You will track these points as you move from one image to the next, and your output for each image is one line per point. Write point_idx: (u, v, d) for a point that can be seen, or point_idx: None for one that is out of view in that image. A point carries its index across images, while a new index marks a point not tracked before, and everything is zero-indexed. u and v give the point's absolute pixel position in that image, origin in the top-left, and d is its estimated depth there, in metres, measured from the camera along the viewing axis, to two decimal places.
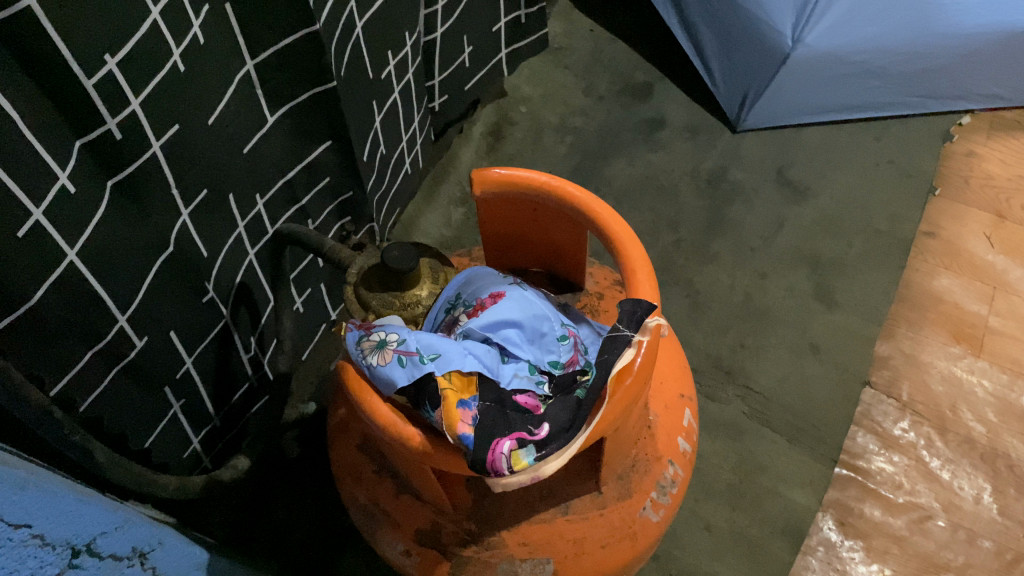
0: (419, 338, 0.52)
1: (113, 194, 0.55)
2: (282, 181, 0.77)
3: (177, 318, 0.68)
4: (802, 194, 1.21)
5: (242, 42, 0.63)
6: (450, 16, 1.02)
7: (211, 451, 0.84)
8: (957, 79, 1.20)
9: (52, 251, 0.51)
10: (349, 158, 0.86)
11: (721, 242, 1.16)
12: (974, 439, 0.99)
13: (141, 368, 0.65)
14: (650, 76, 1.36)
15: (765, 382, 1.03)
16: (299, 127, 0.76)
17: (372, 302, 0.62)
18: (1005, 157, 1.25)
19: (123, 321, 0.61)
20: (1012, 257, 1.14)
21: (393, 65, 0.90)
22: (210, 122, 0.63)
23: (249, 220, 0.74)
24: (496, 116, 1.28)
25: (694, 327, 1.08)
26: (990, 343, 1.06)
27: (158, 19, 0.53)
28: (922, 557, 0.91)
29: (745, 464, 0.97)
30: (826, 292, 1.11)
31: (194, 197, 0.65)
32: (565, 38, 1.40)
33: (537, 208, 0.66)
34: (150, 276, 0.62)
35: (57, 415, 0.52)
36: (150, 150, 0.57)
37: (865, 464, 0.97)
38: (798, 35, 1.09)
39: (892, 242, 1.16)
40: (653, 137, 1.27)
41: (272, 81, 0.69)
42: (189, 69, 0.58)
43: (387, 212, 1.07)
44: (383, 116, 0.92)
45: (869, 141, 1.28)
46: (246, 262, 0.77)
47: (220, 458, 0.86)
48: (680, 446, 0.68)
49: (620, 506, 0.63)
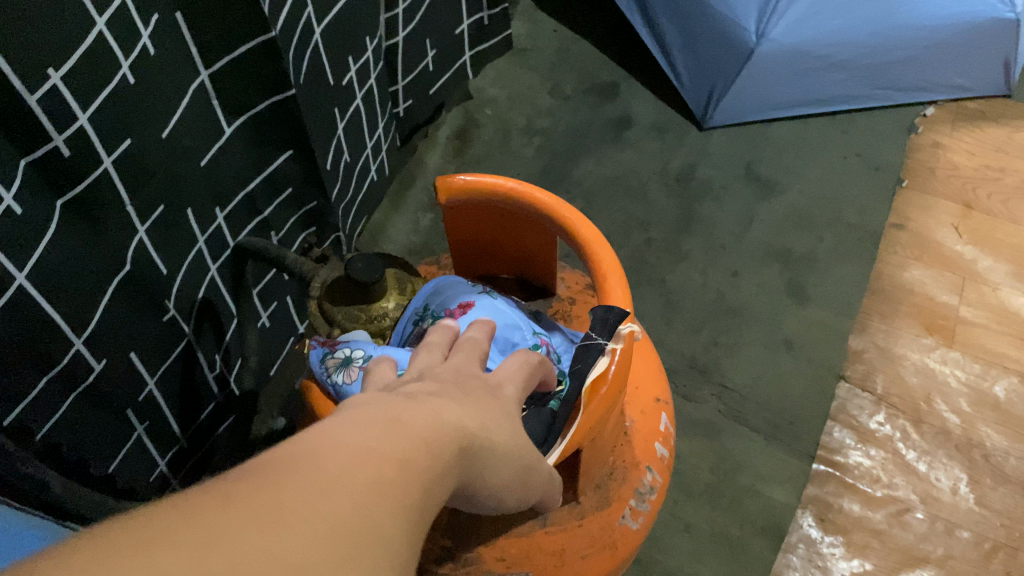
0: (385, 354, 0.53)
1: (114, 168, 0.56)
2: (242, 193, 0.75)
3: (137, 338, 0.66)
4: (770, 190, 1.21)
5: (196, 53, 0.61)
6: (412, 20, 1.00)
7: (167, 455, 0.78)
8: (918, 70, 1.21)
9: (59, 190, 0.52)
10: (312, 168, 0.84)
11: (692, 240, 1.15)
12: (949, 430, 0.99)
13: (99, 391, 0.63)
14: (616, 75, 1.35)
15: (740, 379, 1.03)
16: (259, 138, 0.74)
17: (338, 316, 0.60)
18: (971, 147, 1.26)
19: (79, 344, 0.59)
20: (981, 246, 1.14)
21: (355, 70, 0.88)
22: (164, 136, 0.61)
23: (210, 234, 0.72)
24: (462, 119, 1.27)
25: (668, 327, 1.07)
26: (962, 333, 1.06)
27: (104, 29, 0.51)
28: (902, 550, 0.91)
29: (723, 464, 0.96)
30: (798, 287, 1.11)
31: (150, 214, 0.63)
32: (529, 39, 1.39)
33: (505, 213, 0.64)
34: (108, 294, 0.60)
35: (32, 353, 0.54)
36: (102, 166, 0.55)
37: (843, 458, 0.97)
38: (762, 30, 1.09)
39: (861, 234, 1.16)
40: (620, 137, 1.27)
41: (229, 90, 0.67)
42: (138, 81, 0.56)
43: (354, 221, 1.05)
44: (346, 123, 0.91)
45: (836, 134, 1.28)
46: (208, 278, 0.74)
47: (175, 464, 0.80)
48: (658, 451, 0.68)
49: (599, 515, 0.62)
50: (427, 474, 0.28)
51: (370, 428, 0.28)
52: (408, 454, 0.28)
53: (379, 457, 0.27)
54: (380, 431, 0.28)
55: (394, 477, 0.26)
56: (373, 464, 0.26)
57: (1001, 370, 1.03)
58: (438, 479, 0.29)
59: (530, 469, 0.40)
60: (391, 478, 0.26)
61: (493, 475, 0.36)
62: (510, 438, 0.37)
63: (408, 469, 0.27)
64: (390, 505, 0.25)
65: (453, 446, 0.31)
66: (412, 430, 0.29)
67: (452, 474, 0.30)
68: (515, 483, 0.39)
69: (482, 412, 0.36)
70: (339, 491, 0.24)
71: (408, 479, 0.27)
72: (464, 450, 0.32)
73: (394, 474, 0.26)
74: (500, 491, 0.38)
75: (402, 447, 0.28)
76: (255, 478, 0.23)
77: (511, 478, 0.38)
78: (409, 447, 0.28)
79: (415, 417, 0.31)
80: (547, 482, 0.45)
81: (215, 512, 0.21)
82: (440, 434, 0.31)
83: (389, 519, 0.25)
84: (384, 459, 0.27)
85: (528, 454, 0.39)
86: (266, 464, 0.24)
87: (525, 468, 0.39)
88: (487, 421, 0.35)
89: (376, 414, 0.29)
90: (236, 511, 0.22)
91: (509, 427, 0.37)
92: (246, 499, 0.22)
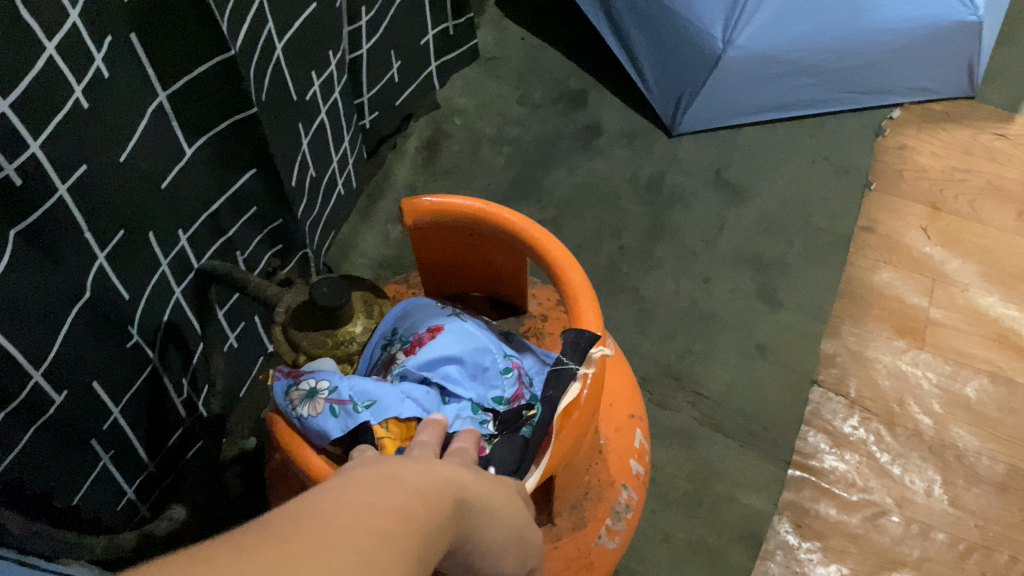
0: (352, 385, 0.53)
1: (69, 195, 0.54)
2: (205, 215, 0.74)
3: (100, 367, 0.64)
4: (740, 195, 1.21)
5: (153, 74, 0.60)
6: (376, 32, 0.99)
7: (134, 483, 0.76)
8: (883, 74, 1.22)
9: (13, 220, 0.51)
10: (276, 186, 0.83)
11: (664, 247, 1.15)
12: (922, 432, 1.00)
13: (60, 424, 0.61)
14: (584, 83, 1.34)
15: (715, 386, 1.03)
16: (221, 158, 0.73)
17: (304, 341, 0.59)
18: (937, 149, 1.27)
19: (38, 376, 0.57)
20: (949, 247, 1.15)
21: (318, 85, 0.87)
22: (122, 159, 0.59)
23: (173, 256, 0.71)
24: (430, 129, 1.26)
25: (642, 335, 1.07)
26: (933, 335, 1.07)
27: (55, 54, 0.49)
28: (879, 553, 0.91)
29: (700, 472, 0.96)
30: (770, 292, 1.11)
31: (110, 239, 0.61)
32: (496, 48, 1.38)
33: (474, 234, 0.63)
34: (66, 325, 0.58)
35: None
36: (56, 193, 0.53)
37: (818, 463, 0.97)
38: (729, 36, 1.10)
39: (831, 238, 1.16)
40: (590, 145, 1.26)
41: (189, 111, 0.65)
42: (93, 105, 0.54)
43: (322, 236, 1.04)
44: (311, 139, 0.89)
45: (804, 138, 1.28)
46: (172, 301, 0.73)
47: (143, 492, 0.78)
48: (633, 468, 0.68)
49: (575, 536, 0.61)
50: (426, 524, 0.30)
51: (371, 484, 0.30)
52: (406, 505, 0.30)
53: (377, 509, 0.28)
54: (380, 486, 0.30)
55: (396, 525, 0.28)
56: (373, 514, 0.28)
57: (971, 370, 1.04)
58: (437, 531, 0.31)
59: (520, 533, 0.41)
60: (391, 527, 0.28)
61: (486, 533, 0.37)
62: (498, 505, 0.39)
63: (407, 518, 0.29)
64: (393, 549, 0.27)
65: (448, 500, 0.33)
66: (409, 485, 0.31)
67: (449, 526, 0.32)
68: (510, 546, 0.40)
69: (474, 480, 0.38)
70: (344, 534, 0.26)
71: (408, 526, 0.29)
72: (460, 510, 0.34)
73: (395, 522, 0.28)
74: (497, 558, 0.39)
75: (401, 500, 0.30)
76: (266, 527, 0.25)
77: (504, 544, 0.39)
78: (406, 501, 0.30)
79: (409, 474, 0.32)
80: (537, 554, 0.46)
81: (233, 558, 0.23)
82: (435, 490, 0.32)
83: (393, 562, 0.27)
84: (384, 511, 0.29)
85: (514, 517, 0.40)
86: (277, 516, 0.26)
87: (515, 534, 0.40)
88: (476, 487, 0.37)
89: (375, 472, 0.31)
90: (252, 557, 0.23)
91: (495, 494, 0.39)
92: (256, 548, 0.24)
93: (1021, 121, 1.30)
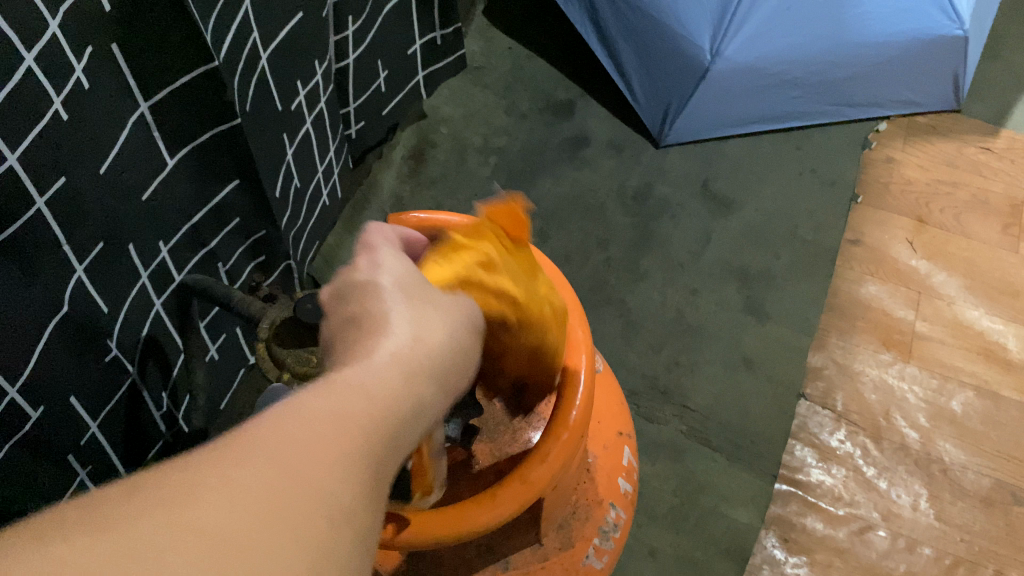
0: None
1: (46, 210, 0.53)
2: (186, 226, 0.72)
3: (78, 382, 0.63)
4: (727, 207, 1.21)
5: (135, 86, 0.58)
6: (362, 41, 0.98)
7: None
8: (870, 87, 1.22)
9: None
10: (259, 197, 0.82)
11: (650, 258, 1.15)
12: (908, 446, 1.00)
13: (35, 441, 0.60)
14: (571, 93, 1.34)
15: (701, 400, 1.02)
16: (202, 169, 0.71)
17: (287, 358, 0.57)
18: (922, 161, 1.27)
19: (14, 393, 0.56)
20: (934, 260, 1.16)
21: (303, 95, 0.86)
22: (102, 171, 0.58)
23: (153, 269, 0.69)
24: (416, 139, 1.25)
25: (628, 347, 1.06)
26: (919, 348, 1.07)
27: (34, 65, 0.48)
28: (865, 568, 0.91)
29: (686, 485, 0.95)
30: (757, 305, 1.11)
31: (89, 252, 0.59)
32: (483, 57, 1.37)
33: None
34: (43, 341, 0.57)
35: None
36: (34, 207, 0.52)
37: (804, 477, 0.97)
38: (717, 48, 1.10)
39: (817, 250, 1.16)
40: (577, 155, 1.26)
41: (171, 121, 0.64)
42: (72, 117, 0.53)
43: (306, 247, 1.02)
44: (295, 149, 0.88)
45: (790, 150, 1.29)
46: (152, 314, 0.71)
47: None
48: (622, 486, 0.69)
49: (562, 557, 0.63)
50: (366, 420, 0.29)
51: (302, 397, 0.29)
52: (339, 410, 0.29)
53: (304, 422, 0.28)
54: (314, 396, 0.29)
55: (324, 435, 0.27)
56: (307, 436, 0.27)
57: (957, 384, 1.04)
58: (381, 420, 0.30)
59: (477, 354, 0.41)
60: (320, 438, 0.27)
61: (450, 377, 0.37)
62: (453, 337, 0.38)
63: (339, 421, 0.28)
64: (318, 458, 0.27)
65: (397, 388, 0.32)
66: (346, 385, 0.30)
67: (408, 422, 0.32)
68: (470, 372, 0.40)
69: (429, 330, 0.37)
70: (260, 468, 0.25)
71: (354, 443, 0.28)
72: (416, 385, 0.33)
73: (325, 431, 0.28)
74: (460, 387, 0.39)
75: (334, 404, 0.29)
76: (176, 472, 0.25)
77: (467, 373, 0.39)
78: (341, 403, 0.29)
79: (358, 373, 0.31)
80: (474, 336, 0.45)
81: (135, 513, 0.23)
82: (379, 378, 0.32)
83: (321, 478, 0.26)
84: (314, 422, 0.28)
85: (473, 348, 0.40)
86: (199, 457, 0.25)
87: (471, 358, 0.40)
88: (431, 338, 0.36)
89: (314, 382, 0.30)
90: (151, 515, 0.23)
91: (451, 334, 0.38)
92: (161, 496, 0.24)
93: (1005, 134, 1.31)
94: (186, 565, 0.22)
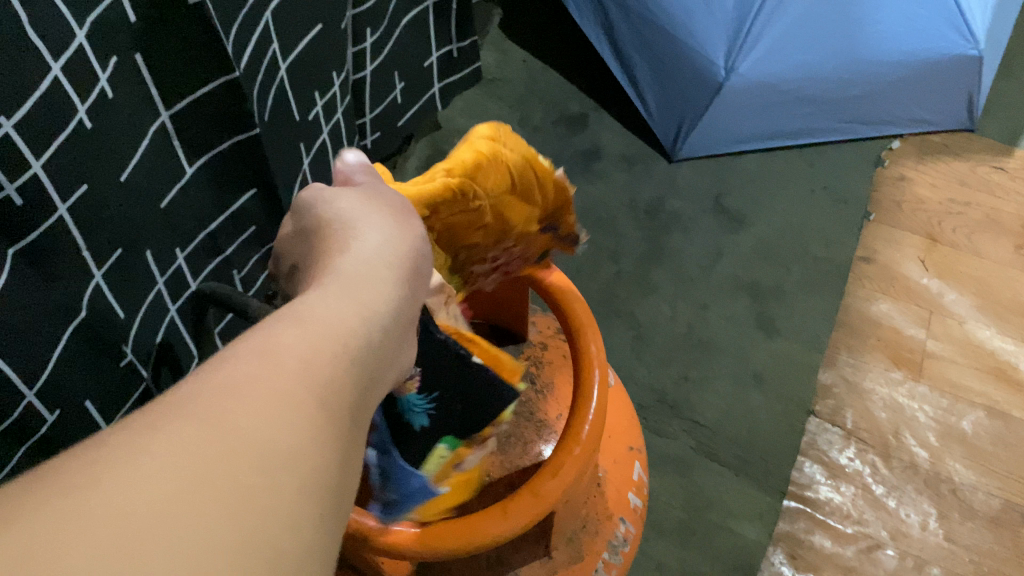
0: None
1: (66, 218, 0.54)
2: (203, 233, 0.73)
3: (93, 387, 0.64)
4: (738, 222, 1.21)
5: (156, 95, 0.59)
6: (380, 53, 0.99)
7: None
8: (883, 105, 1.23)
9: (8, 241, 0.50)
10: (274, 206, 0.82)
11: (661, 272, 1.15)
12: (917, 464, 0.99)
13: (49, 444, 0.60)
14: (585, 107, 1.35)
15: (710, 415, 1.02)
16: (219, 178, 0.72)
17: None
18: (935, 180, 1.27)
19: (31, 396, 0.56)
20: (945, 279, 1.16)
21: (320, 106, 0.87)
22: (123, 178, 0.58)
23: (170, 274, 0.70)
24: (430, 149, 1.26)
25: (638, 360, 1.06)
26: (929, 366, 1.07)
27: (60, 75, 0.49)
28: None
29: (694, 500, 0.95)
30: (767, 321, 1.11)
31: (107, 258, 0.60)
32: (498, 69, 1.38)
33: None
34: (60, 345, 0.58)
35: None
36: (56, 214, 0.53)
37: (812, 494, 0.97)
38: (731, 65, 1.10)
39: (828, 267, 1.17)
40: (589, 168, 1.26)
41: (191, 130, 0.65)
42: (95, 125, 0.53)
43: None
44: (311, 159, 0.89)
45: (802, 167, 1.29)
46: (167, 319, 0.72)
47: None
48: (631, 501, 0.69)
49: (571, 570, 0.63)
50: (292, 365, 0.28)
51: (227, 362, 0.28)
52: (261, 362, 0.28)
53: (225, 382, 0.27)
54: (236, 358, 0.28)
55: (245, 387, 0.27)
56: (232, 402, 0.26)
57: (967, 404, 1.04)
58: (310, 359, 0.29)
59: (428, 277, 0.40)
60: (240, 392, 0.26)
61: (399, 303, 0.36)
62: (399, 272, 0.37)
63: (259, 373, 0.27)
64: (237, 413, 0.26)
65: (331, 330, 0.31)
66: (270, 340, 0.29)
67: (350, 363, 0.31)
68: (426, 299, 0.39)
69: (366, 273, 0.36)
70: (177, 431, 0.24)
71: (284, 399, 0.27)
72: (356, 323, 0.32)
73: (242, 385, 0.27)
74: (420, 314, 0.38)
75: (255, 360, 0.28)
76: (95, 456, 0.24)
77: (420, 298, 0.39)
78: (265, 356, 0.28)
79: (284, 329, 0.30)
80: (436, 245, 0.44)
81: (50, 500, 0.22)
82: (308, 325, 0.31)
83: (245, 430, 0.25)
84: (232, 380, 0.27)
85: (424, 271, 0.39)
86: (110, 440, 0.24)
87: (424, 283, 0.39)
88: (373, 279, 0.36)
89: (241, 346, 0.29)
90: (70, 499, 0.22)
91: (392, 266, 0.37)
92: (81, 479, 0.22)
93: (1018, 154, 1.31)
94: (112, 539, 0.21)
